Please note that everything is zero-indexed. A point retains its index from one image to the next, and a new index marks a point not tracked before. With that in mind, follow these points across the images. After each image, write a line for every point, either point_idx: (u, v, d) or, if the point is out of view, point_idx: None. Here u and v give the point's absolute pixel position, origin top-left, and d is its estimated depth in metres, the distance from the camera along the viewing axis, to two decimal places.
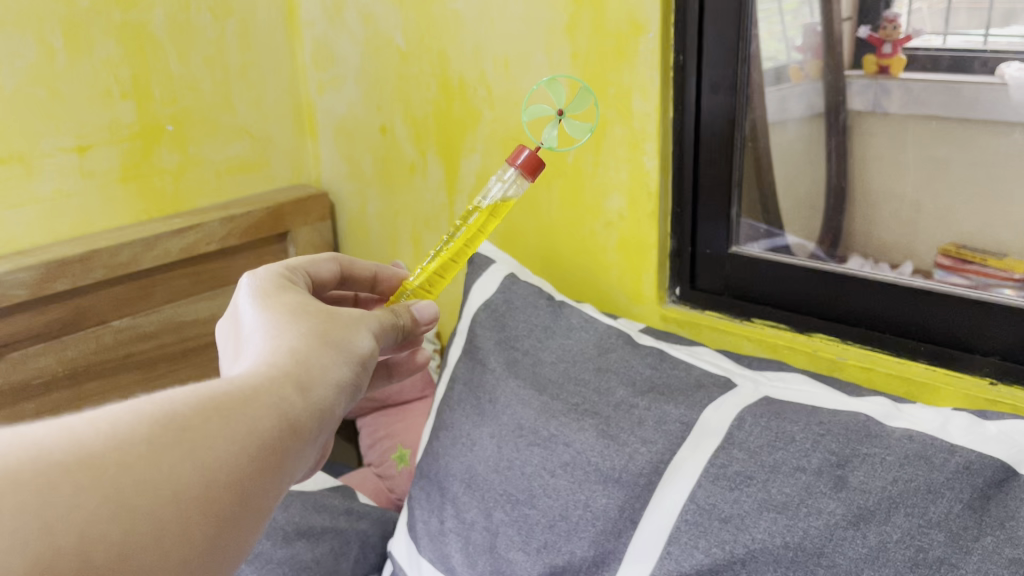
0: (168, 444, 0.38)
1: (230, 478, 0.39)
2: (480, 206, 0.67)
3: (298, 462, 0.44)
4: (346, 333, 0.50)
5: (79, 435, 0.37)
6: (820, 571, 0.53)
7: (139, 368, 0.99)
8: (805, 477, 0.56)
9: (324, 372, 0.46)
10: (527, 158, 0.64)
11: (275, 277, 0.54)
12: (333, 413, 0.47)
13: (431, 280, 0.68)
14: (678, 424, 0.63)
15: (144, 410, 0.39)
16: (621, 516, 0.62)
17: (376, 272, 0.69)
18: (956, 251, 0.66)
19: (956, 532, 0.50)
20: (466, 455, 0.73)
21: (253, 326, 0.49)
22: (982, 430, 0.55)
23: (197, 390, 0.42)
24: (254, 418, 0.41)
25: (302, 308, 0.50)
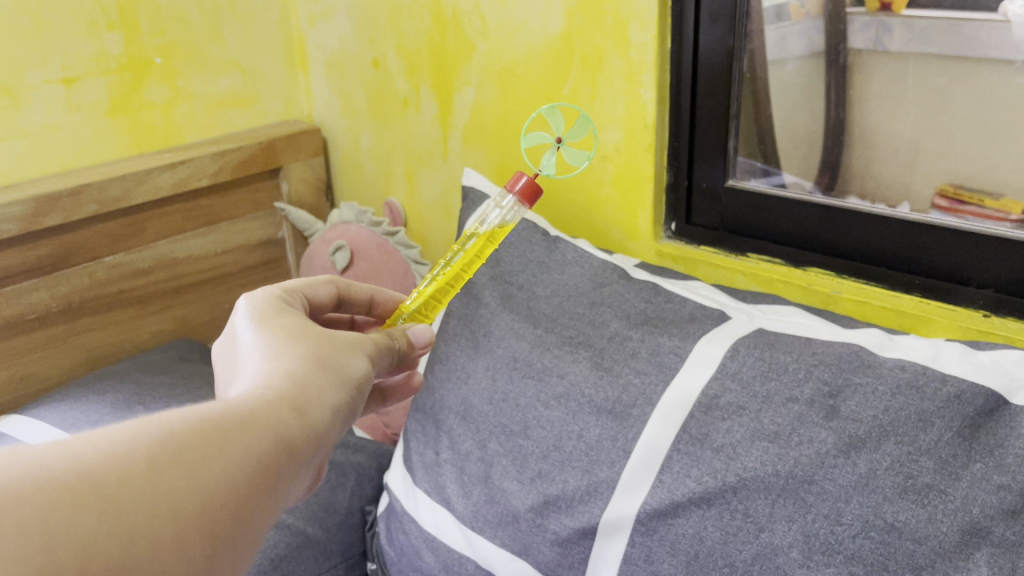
0: (168, 464, 0.37)
1: (227, 499, 0.38)
2: (478, 231, 0.66)
3: (290, 484, 0.42)
4: (344, 360, 0.48)
5: (79, 452, 0.35)
6: (810, 498, 0.53)
7: (133, 305, 0.99)
8: (797, 407, 0.56)
9: (322, 396, 0.45)
10: (527, 185, 0.62)
11: (272, 298, 0.51)
12: (328, 437, 0.45)
13: (427, 305, 0.66)
14: (672, 356, 0.63)
15: (143, 427, 0.38)
16: (615, 447, 0.62)
17: (374, 294, 0.65)
18: (954, 192, 0.65)
19: (945, 459, 0.51)
20: (461, 388, 0.73)
21: (247, 352, 0.46)
22: (974, 359, 0.56)
23: (195, 410, 0.40)
24: (253, 439, 0.40)
25: (300, 331, 0.48)
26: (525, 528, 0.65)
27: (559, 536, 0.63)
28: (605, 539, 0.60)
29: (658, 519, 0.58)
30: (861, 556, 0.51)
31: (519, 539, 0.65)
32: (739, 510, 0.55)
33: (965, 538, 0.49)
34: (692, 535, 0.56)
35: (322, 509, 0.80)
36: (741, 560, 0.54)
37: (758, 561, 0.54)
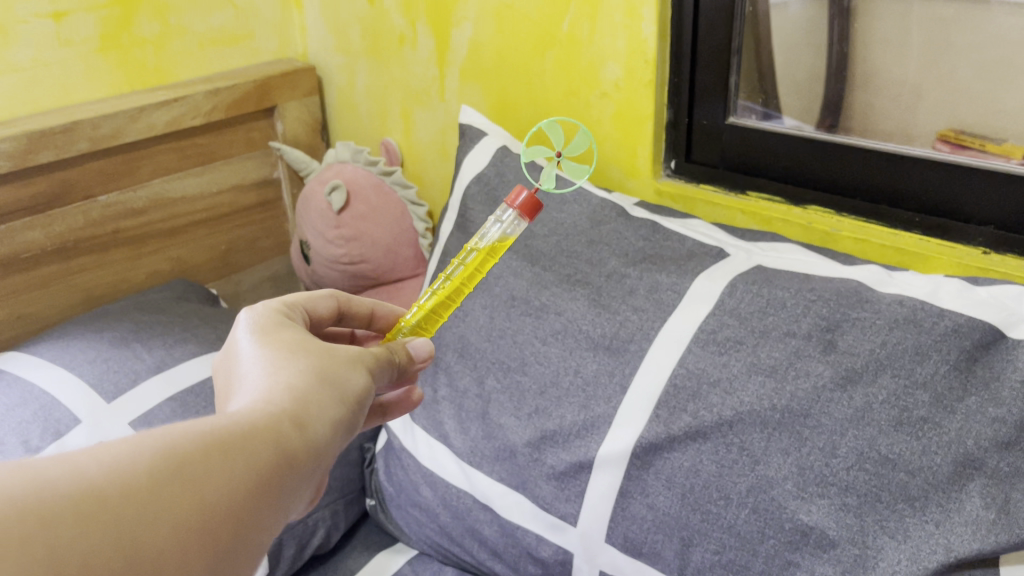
0: (170, 479, 0.34)
1: (227, 517, 0.35)
2: (477, 245, 0.61)
3: (288, 502, 0.39)
4: (346, 373, 0.44)
5: (79, 465, 0.32)
6: (805, 431, 0.53)
7: (128, 245, 0.99)
8: (794, 341, 0.56)
9: (322, 411, 0.41)
10: (528, 200, 0.59)
11: (274, 312, 0.47)
12: (329, 452, 0.42)
13: (427, 319, 0.62)
14: (670, 293, 0.63)
15: (144, 441, 0.35)
16: (611, 381, 0.62)
17: (374, 307, 0.60)
18: (955, 136, 0.64)
19: (941, 393, 0.51)
20: (459, 326, 0.73)
21: (246, 367, 0.43)
22: (973, 294, 0.55)
23: (195, 421, 0.37)
24: (254, 453, 0.37)
25: (300, 345, 0.44)
26: (522, 463, 0.65)
27: (556, 470, 0.63)
28: (601, 472, 0.61)
29: (653, 453, 0.59)
30: (856, 487, 0.51)
31: (517, 473, 0.66)
32: (734, 444, 0.56)
33: (959, 470, 0.50)
34: (688, 468, 0.57)
35: None
36: (736, 492, 0.55)
37: (753, 493, 0.54)
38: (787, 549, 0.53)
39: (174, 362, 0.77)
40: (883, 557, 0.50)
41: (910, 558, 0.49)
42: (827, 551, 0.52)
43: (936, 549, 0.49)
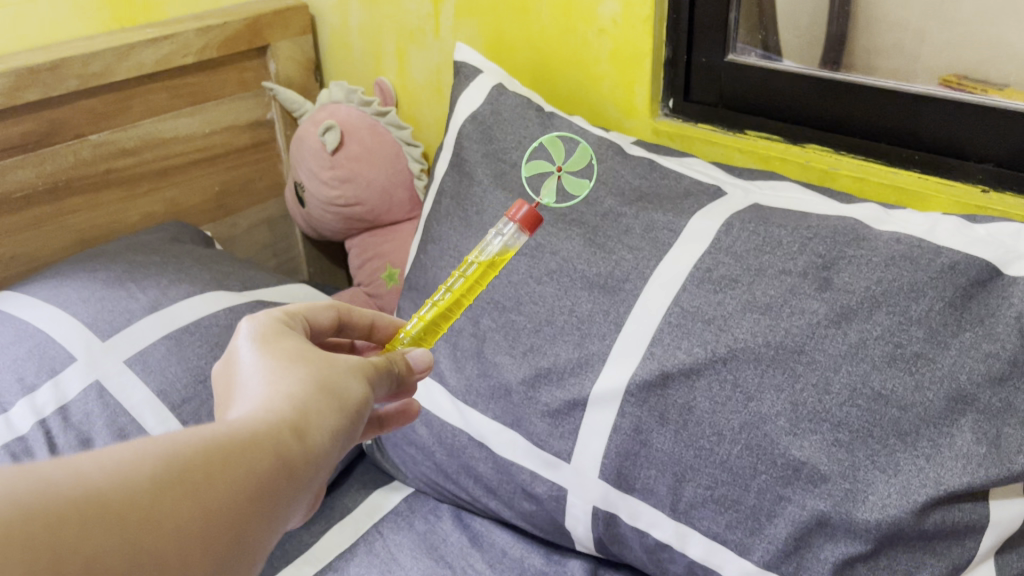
0: (175, 485, 0.32)
1: (229, 528, 0.33)
2: (478, 257, 0.60)
3: (288, 513, 0.37)
4: (346, 384, 0.42)
5: (83, 467, 0.30)
6: (799, 367, 0.54)
7: (121, 185, 0.98)
8: (790, 279, 0.56)
9: (322, 421, 0.39)
10: (527, 213, 0.57)
11: (274, 321, 0.46)
12: (328, 463, 0.40)
13: (427, 330, 0.60)
14: (666, 232, 0.63)
15: (146, 446, 0.33)
16: (607, 320, 0.62)
17: (374, 318, 0.58)
18: (957, 82, 0.63)
19: (935, 329, 0.51)
20: (454, 266, 0.73)
21: (245, 378, 0.41)
22: (970, 232, 0.55)
23: (195, 428, 0.35)
24: (255, 461, 0.35)
25: (300, 355, 0.43)
26: (517, 401, 0.66)
27: (551, 408, 0.64)
28: (595, 410, 0.61)
29: (647, 391, 0.59)
30: (848, 423, 0.52)
31: (512, 411, 0.66)
32: (728, 380, 0.56)
33: (951, 405, 0.50)
34: (681, 405, 0.57)
35: None
36: (729, 429, 0.55)
37: (746, 429, 0.55)
38: (779, 484, 0.54)
39: (168, 302, 0.77)
40: (873, 491, 0.50)
41: (900, 492, 0.50)
42: (818, 486, 0.52)
43: (926, 482, 0.49)
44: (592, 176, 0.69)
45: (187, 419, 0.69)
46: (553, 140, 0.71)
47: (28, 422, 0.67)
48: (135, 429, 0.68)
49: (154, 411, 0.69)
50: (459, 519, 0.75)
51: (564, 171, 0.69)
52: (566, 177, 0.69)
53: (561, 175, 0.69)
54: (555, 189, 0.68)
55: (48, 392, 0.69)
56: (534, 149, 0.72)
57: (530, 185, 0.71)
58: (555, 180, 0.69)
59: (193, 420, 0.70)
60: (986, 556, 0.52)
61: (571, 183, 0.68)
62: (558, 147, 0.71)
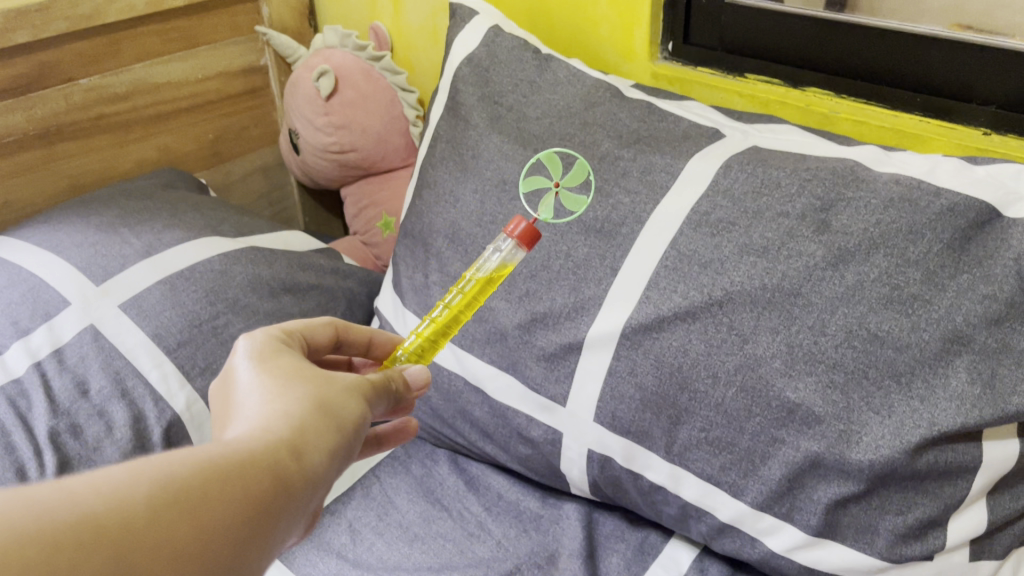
0: (171, 507, 0.32)
1: (226, 549, 0.33)
2: (475, 274, 0.58)
3: (285, 533, 0.36)
4: (344, 401, 0.42)
5: (78, 491, 0.30)
6: (796, 310, 0.53)
7: (113, 131, 0.97)
8: (787, 222, 0.55)
9: (319, 440, 0.39)
10: (525, 230, 0.55)
11: (271, 340, 0.45)
12: (326, 482, 0.39)
13: (424, 347, 0.59)
14: (663, 174, 0.62)
15: (142, 468, 0.33)
16: (604, 265, 0.62)
17: (371, 335, 0.58)
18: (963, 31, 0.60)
19: (933, 271, 0.50)
20: (449, 212, 0.72)
21: (242, 396, 0.41)
22: (970, 174, 0.54)
23: (193, 448, 0.35)
24: (252, 482, 0.35)
25: (298, 372, 0.42)
26: (513, 345, 0.66)
27: (546, 351, 0.64)
28: (591, 353, 0.61)
29: (643, 334, 0.59)
30: (844, 365, 0.51)
31: (507, 355, 0.66)
32: (723, 323, 0.56)
33: (946, 346, 0.50)
34: (677, 348, 0.57)
35: None
36: (724, 371, 0.55)
37: (741, 371, 0.55)
38: (773, 426, 0.54)
39: (162, 247, 0.77)
40: (867, 432, 0.51)
41: (894, 432, 0.50)
42: (812, 427, 0.52)
43: (920, 423, 0.49)
44: (590, 187, 0.65)
45: (183, 362, 0.70)
46: (548, 156, 0.67)
47: (24, 364, 0.67)
48: (131, 373, 0.68)
49: (149, 354, 0.69)
50: (456, 463, 0.76)
51: (563, 187, 0.65)
52: (565, 192, 0.65)
53: (558, 191, 0.65)
54: (552, 205, 0.65)
55: (43, 335, 0.69)
56: (530, 164, 0.68)
57: (527, 202, 0.67)
58: (553, 196, 0.66)
59: (189, 364, 0.70)
60: (977, 497, 0.52)
61: (570, 200, 0.65)
62: (553, 162, 0.67)
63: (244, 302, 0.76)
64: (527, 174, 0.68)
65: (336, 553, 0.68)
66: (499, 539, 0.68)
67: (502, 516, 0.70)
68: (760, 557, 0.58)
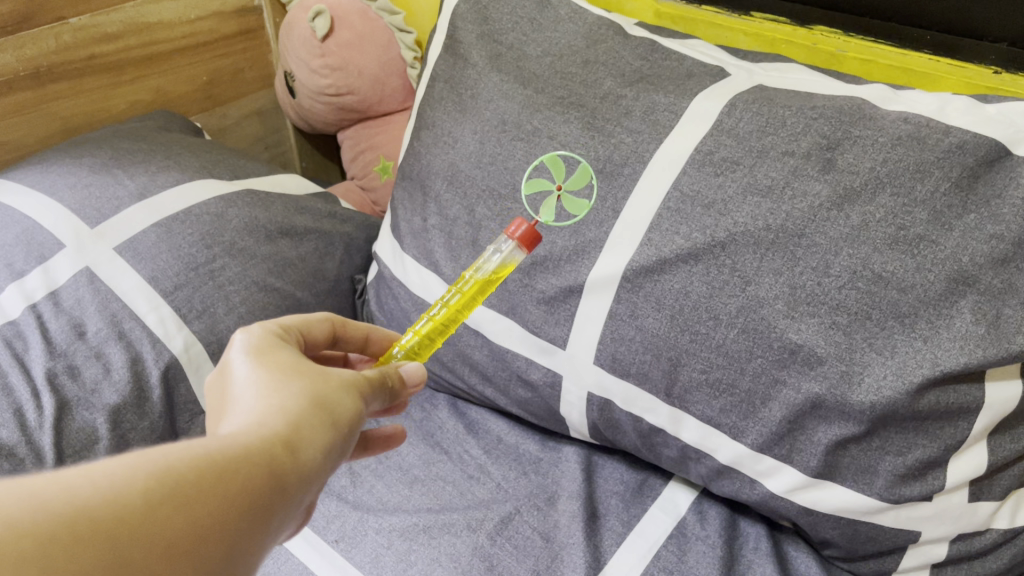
0: (166, 500, 0.32)
1: (219, 544, 0.33)
2: (474, 274, 0.59)
3: (278, 529, 0.36)
4: (341, 396, 0.42)
5: (74, 486, 0.31)
6: (799, 251, 0.52)
7: (105, 72, 0.95)
8: (793, 161, 0.54)
9: (315, 436, 0.39)
10: (526, 232, 0.55)
11: (269, 334, 0.45)
12: (320, 478, 0.39)
13: (422, 345, 0.59)
14: (666, 114, 0.61)
15: (137, 461, 0.33)
16: (605, 207, 0.61)
17: (369, 332, 0.57)
18: None
19: (939, 211, 0.49)
20: (448, 153, 0.71)
21: (240, 391, 0.41)
22: (980, 112, 0.52)
23: (189, 442, 0.35)
24: (247, 477, 0.35)
25: (295, 367, 0.42)
26: (513, 289, 0.65)
27: (546, 295, 0.63)
28: (592, 295, 0.61)
29: (644, 277, 0.58)
30: (847, 306, 0.51)
31: (507, 298, 0.66)
32: (726, 265, 0.55)
33: (952, 287, 0.48)
34: (678, 290, 0.56)
35: (312, 276, 0.80)
36: (726, 314, 0.55)
37: (743, 314, 0.54)
38: (775, 367, 0.53)
39: (157, 190, 0.76)
40: (868, 373, 0.50)
41: (896, 373, 0.49)
42: (815, 368, 0.52)
43: (923, 363, 0.49)
44: (593, 192, 0.62)
45: (180, 306, 0.70)
46: (546, 161, 0.64)
47: (19, 307, 0.66)
48: (128, 316, 0.68)
49: (145, 297, 0.69)
50: (456, 408, 0.76)
51: (564, 192, 0.63)
52: (567, 198, 0.63)
53: (561, 195, 0.63)
54: (554, 209, 0.63)
55: (38, 278, 0.68)
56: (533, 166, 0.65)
57: (529, 205, 0.65)
58: (555, 198, 0.63)
59: (186, 307, 0.70)
60: (977, 439, 0.52)
61: (572, 204, 0.62)
62: (557, 164, 0.63)
63: (241, 245, 0.76)
64: (530, 175, 0.65)
65: (336, 496, 0.69)
66: (499, 482, 0.68)
67: (502, 459, 0.70)
68: (759, 498, 0.59)
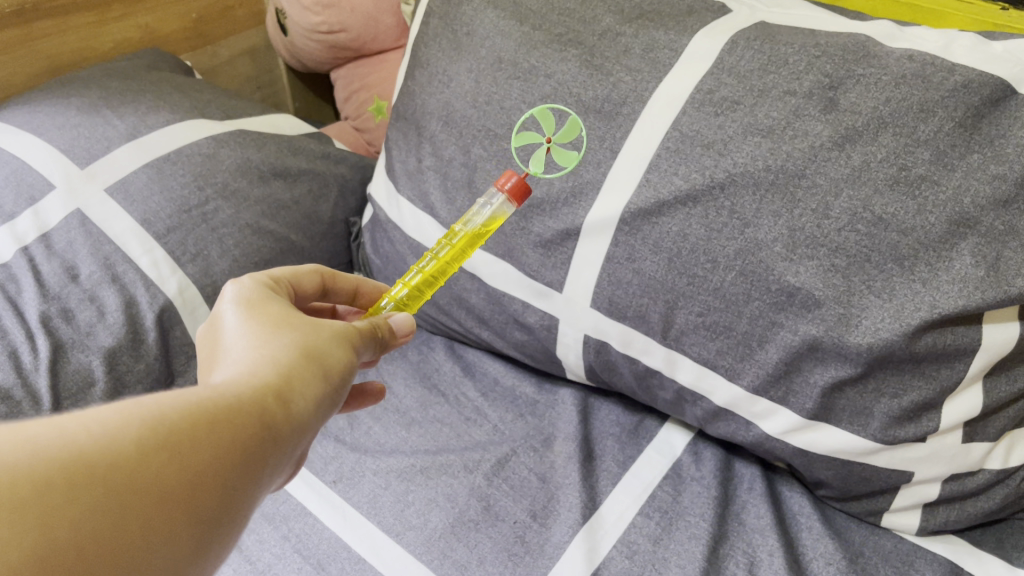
0: (160, 449, 0.32)
1: (215, 492, 0.33)
2: (464, 227, 0.57)
3: (270, 478, 0.37)
4: (332, 348, 0.42)
5: (69, 432, 0.31)
6: (799, 193, 0.51)
7: (92, 9, 0.92)
8: (794, 100, 0.53)
9: (306, 387, 0.39)
10: (516, 185, 0.53)
11: (261, 287, 0.45)
12: (312, 429, 0.40)
13: (412, 296, 0.59)
14: (666, 52, 0.59)
15: (130, 410, 0.33)
16: (602, 148, 0.60)
17: (358, 284, 0.58)
18: None
19: (942, 151, 0.48)
20: (444, 92, 0.70)
21: (232, 343, 0.41)
22: (987, 49, 0.50)
23: (183, 392, 0.35)
24: (240, 427, 0.35)
25: (286, 319, 0.42)
26: (509, 232, 0.65)
27: (543, 238, 0.63)
28: (589, 238, 0.60)
29: (642, 219, 0.57)
30: (846, 249, 0.50)
31: (504, 242, 0.65)
32: (725, 207, 0.54)
33: (951, 229, 0.48)
34: (676, 233, 0.56)
35: (306, 219, 0.79)
36: (724, 256, 0.54)
37: (741, 256, 0.53)
38: (772, 310, 0.53)
39: (147, 130, 0.75)
40: (867, 316, 0.50)
41: (893, 317, 0.49)
42: (812, 310, 0.52)
43: (920, 306, 0.48)
44: (582, 144, 0.60)
45: (174, 248, 0.69)
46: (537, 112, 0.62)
47: (10, 249, 0.66)
48: (120, 259, 0.67)
49: (138, 239, 0.68)
50: (452, 350, 0.76)
51: (554, 143, 0.60)
52: (558, 149, 0.60)
53: (551, 147, 0.61)
54: (543, 160, 0.61)
55: (29, 220, 0.67)
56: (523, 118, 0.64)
57: (519, 157, 0.64)
58: (544, 151, 0.61)
59: (179, 250, 0.69)
60: (974, 380, 0.52)
61: (562, 156, 0.60)
62: (546, 116, 0.61)
63: (234, 187, 0.75)
64: (522, 126, 0.64)
65: (334, 437, 0.69)
66: (496, 424, 0.69)
67: (498, 402, 0.71)
68: (754, 439, 0.59)
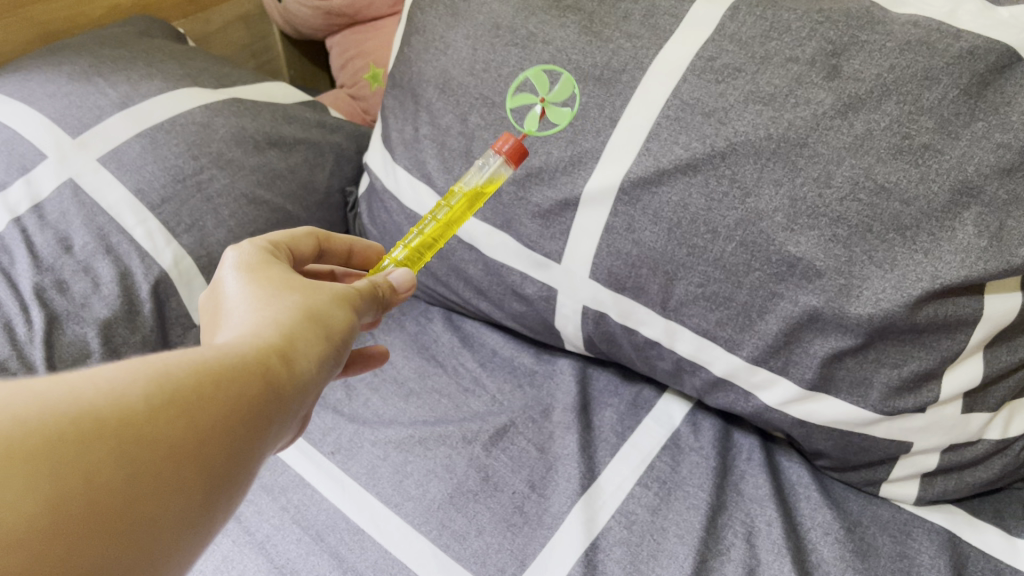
0: (166, 405, 0.32)
1: (220, 449, 0.33)
2: (463, 187, 0.57)
3: (275, 437, 0.37)
4: (334, 309, 0.41)
5: (77, 387, 0.30)
6: (801, 161, 0.51)
7: None
8: (796, 68, 0.52)
9: (310, 347, 0.39)
10: (514, 147, 0.53)
11: (261, 251, 0.44)
12: (315, 388, 0.39)
13: (413, 257, 0.58)
14: (667, 18, 0.58)
15: (136, 368, 0.32)
16: (601, 116, 0.59)
17: (354, 245, 0.57)
18: None
19: (946, 119, 0.47)
20: (440, 59, 0.69)
21: (233, 306, 0.40)
22: (993, 15, 0.49)
23: (188, 351, 0.35)
24: (245, 385, 0.35)
25: (288, 282, 0.42)
26: (507, 202, 0.64)
27: (542, 209, 0.62)
28: (587, 208, 0.60)
29: (642, 189, 0.57)
30: (847, 219, 0.49)
31: (502, 212, 0.64)
32: (726, 176, 0.53)
33: (955, 198, 0.47)
34: (676, 203, 0.55)
35: (301, 188, 0.79)
36: (724, 226, 0.54)
37: (742, 226, 0.53)
38: (773, 281, 0.53)
39: (140, 98, 0.74)
40: (867, 286, 0.49)
41: (895, 286, 0.48)
42: (813, 281, 0.51)
43: (922, 277, 0.48)
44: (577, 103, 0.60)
45: (168, 219, 0.69)
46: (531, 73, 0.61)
47: (3, 220, 0.65)
48: (115, 229, 0.66)
49: (131, 208, 0.68)
50: (450, 321, 0.76)
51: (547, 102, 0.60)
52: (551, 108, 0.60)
53: (545, 107, 0.60)
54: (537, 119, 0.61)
55: (21, 190, 0.67)
56: (520, 81, 0.63)
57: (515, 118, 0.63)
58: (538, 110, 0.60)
59: (173, 221, 0.69)
60: (975, 350, 0.51)
61: (555, 114, 0.60)
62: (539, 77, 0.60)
63: (229, 156, 0.74)
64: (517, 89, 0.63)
65: (332, 408, 0.69)
66: (494, 394, 0.69)
67: (497, 372, 0.71)
68: (753, 410, 0.59)
